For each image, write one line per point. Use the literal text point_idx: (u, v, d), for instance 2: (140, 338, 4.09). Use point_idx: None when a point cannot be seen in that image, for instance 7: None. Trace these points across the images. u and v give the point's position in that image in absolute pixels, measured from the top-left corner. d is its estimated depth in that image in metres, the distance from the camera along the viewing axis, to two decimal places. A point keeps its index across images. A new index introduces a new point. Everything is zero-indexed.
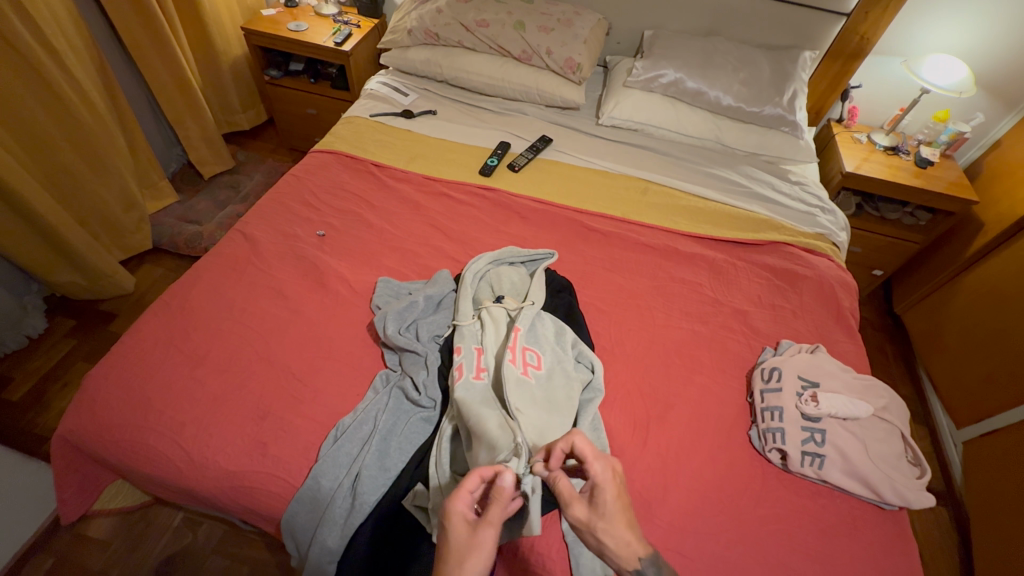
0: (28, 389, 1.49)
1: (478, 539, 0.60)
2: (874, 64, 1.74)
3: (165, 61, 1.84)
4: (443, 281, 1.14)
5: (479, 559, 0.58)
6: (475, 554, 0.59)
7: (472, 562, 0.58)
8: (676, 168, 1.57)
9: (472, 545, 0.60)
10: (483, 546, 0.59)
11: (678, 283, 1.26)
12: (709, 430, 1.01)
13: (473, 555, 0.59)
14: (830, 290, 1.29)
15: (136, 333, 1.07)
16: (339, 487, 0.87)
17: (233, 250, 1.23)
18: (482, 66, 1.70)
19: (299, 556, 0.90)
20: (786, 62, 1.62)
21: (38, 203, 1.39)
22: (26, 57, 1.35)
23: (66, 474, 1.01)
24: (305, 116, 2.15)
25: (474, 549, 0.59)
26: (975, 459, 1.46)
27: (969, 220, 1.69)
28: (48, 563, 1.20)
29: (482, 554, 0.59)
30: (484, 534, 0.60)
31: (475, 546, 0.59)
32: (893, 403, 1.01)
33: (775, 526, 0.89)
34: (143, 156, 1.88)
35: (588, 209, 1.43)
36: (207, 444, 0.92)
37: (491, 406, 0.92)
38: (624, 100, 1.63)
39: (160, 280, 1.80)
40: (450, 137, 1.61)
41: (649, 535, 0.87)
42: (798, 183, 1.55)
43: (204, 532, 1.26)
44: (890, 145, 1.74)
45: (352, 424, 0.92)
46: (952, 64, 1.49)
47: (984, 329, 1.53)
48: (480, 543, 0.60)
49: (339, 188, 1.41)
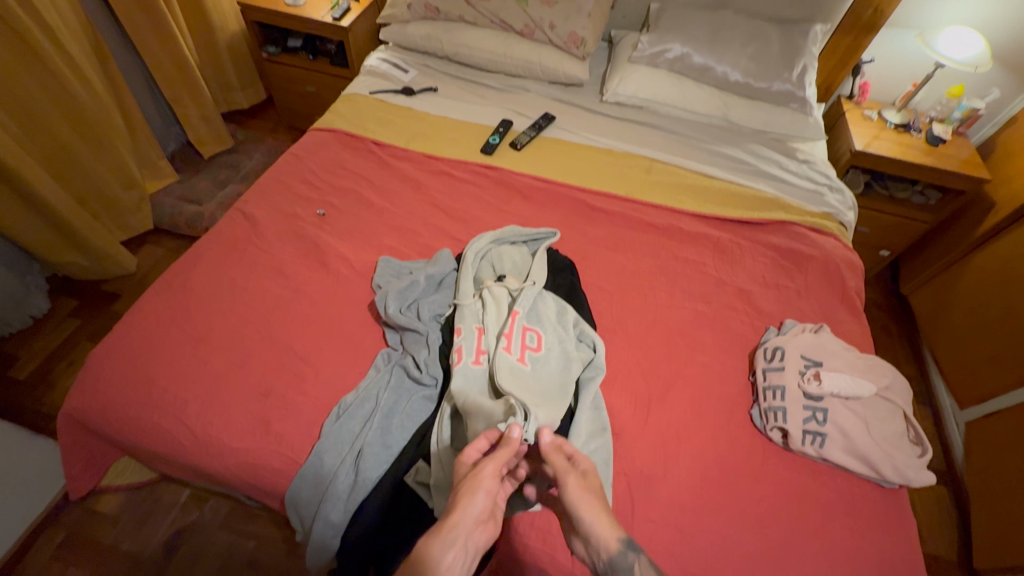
0: (35, 367, 1.51)
1: (480, 473, 0.65)
2: (887, 37, 1.70)
3: (160, 37, 1.80)
4: (445, 260, 1.13)
5: (482, 493, 0.63)
6: (479, 485, 0.64)
7: (474, 494, 0.63)
8: (681, 146, 1.54)
9: (476, 479, 0.65)
10: (485, 478, 0.64)
11: (681, 263, 1.25)
12: (710, 409, 1.01)
13: (476, 487, 0.64)
14: (836, 270, 1.27)
15: (138, 312, 1.07)
16: (341, 463, 0.88)
17: (233, 229, 1.23)
18: (483, 41, 1.66)
19: (303, 530, 0.91)
20: (796, 35, 1.57)
21: (37, 181, 1.38)
22: (16, 30, 1.31)
23: (73, 450, 1.02)
24: (305, 94, 2.12)
25: (479, 481, 0.64)
26: (976, 440, 1.46)
27: (979, 199, 1.66)
28: (61, 536, 1.23)
29: (485, 489, 0.64)
30: (486, 467, 0.66)
31: (479, 479, 0.64)
32: (897, 382, 1.00)
33: (774, 502, 0.90)
34: (142, 136, 1.86)
35: (591, 187, 1.41)
36: (211, 421, 0.93)
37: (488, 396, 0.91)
38: (629, 76, 1.60)
39: (162, 260, 1.81)
40: (451, 115, 1.58)
41: (649, 512, 0.87)
42: (806, 160, 1.52)
43: (210, 508, 1.28)
44: (901, 122, 1.70)
45: (353, 402, 0.93)
46: (971, 36, 1.44)
47: (991, 310, 1.52)
48: (483, 477, 0.64)
49: (339, 167, 1.40)
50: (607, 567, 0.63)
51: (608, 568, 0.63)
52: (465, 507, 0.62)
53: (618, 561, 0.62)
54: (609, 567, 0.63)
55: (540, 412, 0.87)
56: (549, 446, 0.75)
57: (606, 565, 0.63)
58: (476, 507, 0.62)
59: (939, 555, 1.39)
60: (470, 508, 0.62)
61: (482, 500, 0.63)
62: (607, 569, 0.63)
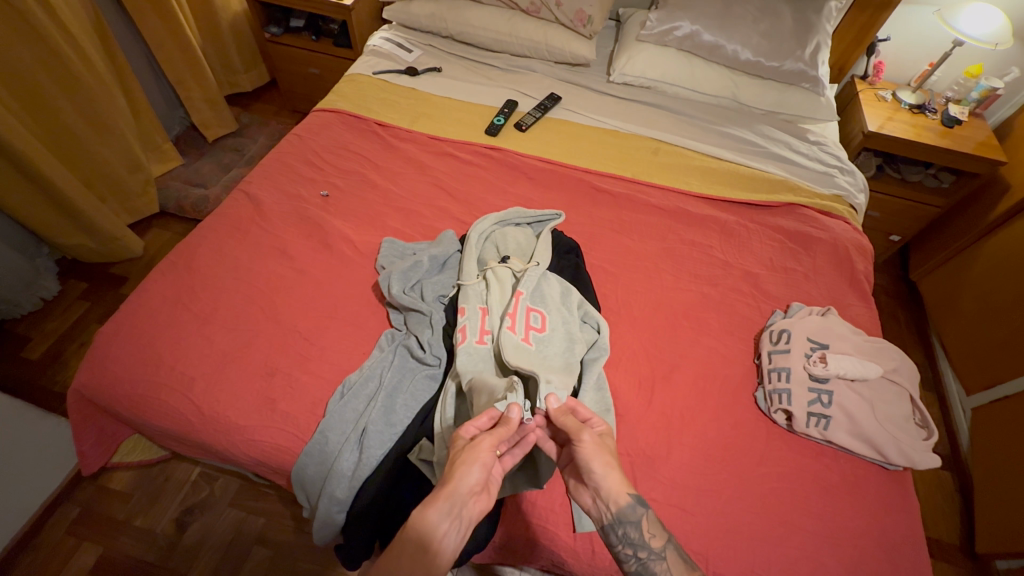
0: (47, 348, 1.53)
1: (477, 447, 0.65)
2: (903, 14, 1.65)
3: (162, 17, 1.78)
4: (448, 242, 1.14)
5: (478, 465, 0.63)
6: (475, 458, 0.63)
7: (471, 466, 0.63)
8: (689, 127, 1.51)
9: (472, 451, 0.64)
10: (482, 451, 0.64)
11: (687, 246, 1.24)
12: (714, 392, 1.01)
13: (472, 459, 0.63)
14: (845, 252, 1.25)
15: (145, 292, 1.08)
16: (346, 441, 0.89)
17: (237, 210, 1.23)
18: (488, 20, 1.63)
19: (310, 506, 0.93)
20: (811, 11, 1.51)
21: (40, 161, 1.37)
22: (14, 6, 1.28)
23: (84, 427, 1.04)
24: (308, 75, 2.09)
25: (475, 453, 0.64)
26: (983, 426, 1.45)
27: (994, 182, 1.62)
28: (75, 512, 1.26)
29: (481, 462, 0.63)
30: (483, 442, 0.65)
31: (476, 452, 0.64)
32: (904, 365, 0.99)
33: (776, 484, 0.90)
34: (146, 117, 1.85)
35: (597, 169, 1.39)
36: (218, 400, 0.94)
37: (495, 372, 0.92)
38: (636, 55, 1.56)
39: (168, 243, 1.81)
40: (455, 95, 1.56)
41: (650, 492, 0.88)
42: (817, 142, 1.49)
43: (220, 485, 1.31)
44: (916, 103, 1.66)
45: (358, 381, 0.94)
46: (992, 12, 1.39)
47: (1001, 295, 1.49)
48: (479, 450, 0.64)
49: (342, 148, 1.39)
50: (615, 521, 0.66)
51: (617, 522, 0.66)
52: (461, 477, 0.61)
53: (627, 513, 0.66)
54: (618, 519, 0.66)
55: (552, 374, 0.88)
56: (556, 411, 0.74)
57: (615, 518, 0.66)
58: (472, 478, 0.62)
59: (941, 538, 1.39)
60: (466, 479, 0.61)
61: (478, 472, 0.62)
62: (616, 522, 0.66)
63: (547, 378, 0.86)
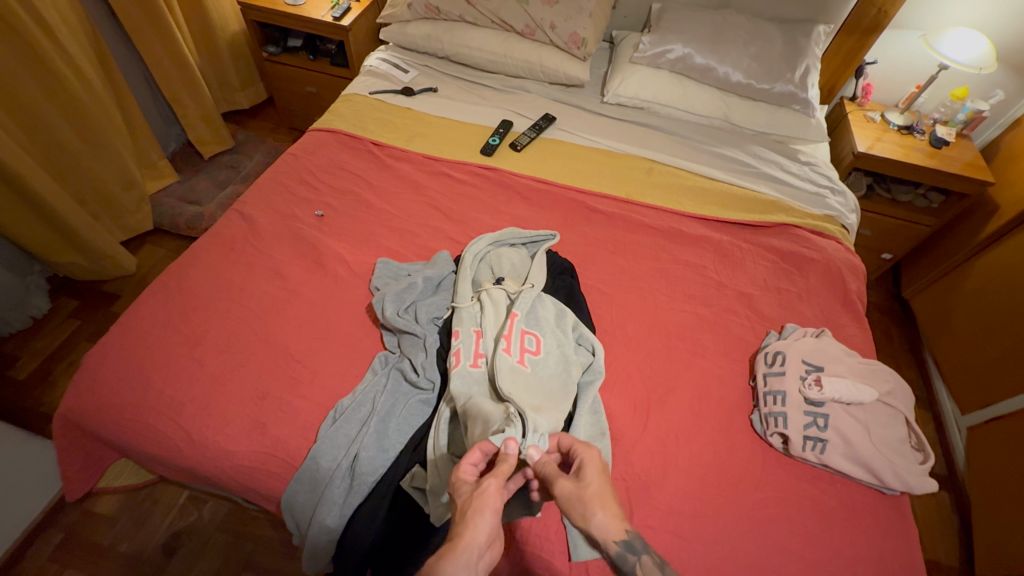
0: (35, 367, 1.51)
1: (484, 492, 0.63)
2: (891, 38, 1.68)
3: (160, 36, 1.80)
4: (443, 262, 1.13)
5: (490, 510, 0.62)
6: (486, 505, 0.62)
7: (483, 514, 0.61)
8: (683, 147, 1.53)
9: (481, 498, 0.63)
10: (491, 497, 0.63)
11: (682, 266, 1.24)
12: (710, 415, 1.00)
13: (483, 506, 0.62)
14: (838, 273, 1.26)
15: (136, 313, 1.06)
16: (338, 467, 0.87)
17: (231, 230, 1.22)
18: (483, 42, 1.66)
19: (299, 533, 0.91)
20: (799, 36, 1.55)
21: (36, 180, 1.37)
22: (7, 22, 1.29)
23: (70, 452, 1.02)
24: (305, 94, 2.11)
25: (484, 500, 0.63)
26: (979, 446, 1.45)
27: (983, 202, 1.65)
28: (58, 538, 1.23)
29: (492, 507, 0.62)
30: (490, 486, 0.64)
31: (484, 498, 0.63)
32: (898, 387, 0.99)
33: (775, 510, 0.89)
34: (143, 135, 1.86)
35: (592, 190, 1.40)
36: (208, 424, 0.92)
37: (490, 400, 0.90)
38: (630, 76, 1.59)
39: (161, 260, 1.80)
40: (450, 115, 1.57)
41: (647, 518, 0.87)
42: (808, 162, 1.51)
43: (209, 509, 1.28)
44: (904, 124, 1.68)
45: (350, 406, 0.92)
46: (975, 38, 1.42)
47: (994, 314, 1.50)
48: (488, 496, 0.63)
49: (338, 167, 1.39)
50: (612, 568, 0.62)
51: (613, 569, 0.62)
52: (475, 528, 0.59)
53: (619, 563, 0.61)
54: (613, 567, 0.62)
55: (541, 417, 0.85)
56: (538, 462, 0.71)
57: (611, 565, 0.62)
58: (485, 527, 0.60)
59: (940, 560, 1.38)
60: (480, 529, 0.59)
61: (491, 519, 0.61)
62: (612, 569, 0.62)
63: (535, 424, 0.82)
